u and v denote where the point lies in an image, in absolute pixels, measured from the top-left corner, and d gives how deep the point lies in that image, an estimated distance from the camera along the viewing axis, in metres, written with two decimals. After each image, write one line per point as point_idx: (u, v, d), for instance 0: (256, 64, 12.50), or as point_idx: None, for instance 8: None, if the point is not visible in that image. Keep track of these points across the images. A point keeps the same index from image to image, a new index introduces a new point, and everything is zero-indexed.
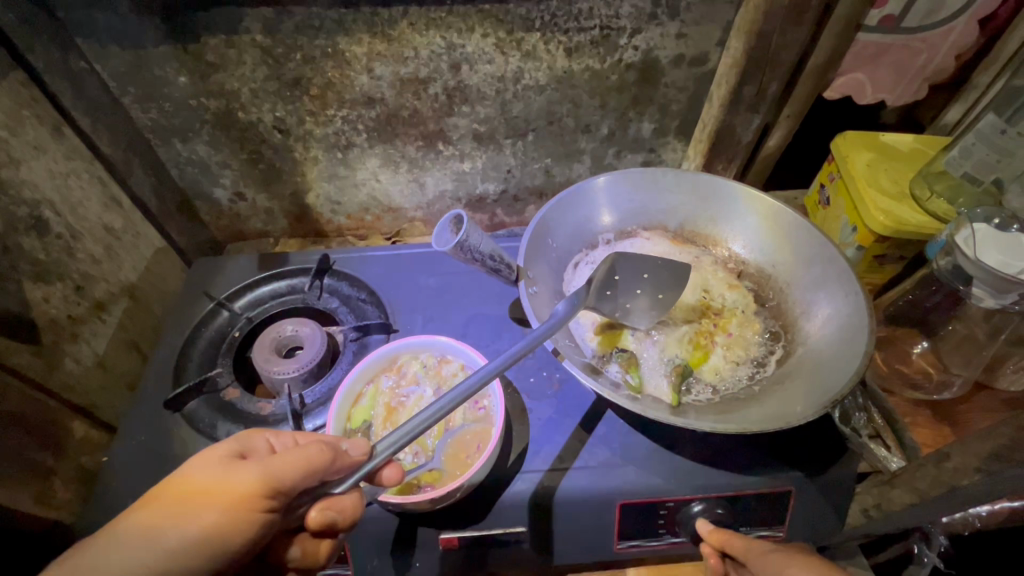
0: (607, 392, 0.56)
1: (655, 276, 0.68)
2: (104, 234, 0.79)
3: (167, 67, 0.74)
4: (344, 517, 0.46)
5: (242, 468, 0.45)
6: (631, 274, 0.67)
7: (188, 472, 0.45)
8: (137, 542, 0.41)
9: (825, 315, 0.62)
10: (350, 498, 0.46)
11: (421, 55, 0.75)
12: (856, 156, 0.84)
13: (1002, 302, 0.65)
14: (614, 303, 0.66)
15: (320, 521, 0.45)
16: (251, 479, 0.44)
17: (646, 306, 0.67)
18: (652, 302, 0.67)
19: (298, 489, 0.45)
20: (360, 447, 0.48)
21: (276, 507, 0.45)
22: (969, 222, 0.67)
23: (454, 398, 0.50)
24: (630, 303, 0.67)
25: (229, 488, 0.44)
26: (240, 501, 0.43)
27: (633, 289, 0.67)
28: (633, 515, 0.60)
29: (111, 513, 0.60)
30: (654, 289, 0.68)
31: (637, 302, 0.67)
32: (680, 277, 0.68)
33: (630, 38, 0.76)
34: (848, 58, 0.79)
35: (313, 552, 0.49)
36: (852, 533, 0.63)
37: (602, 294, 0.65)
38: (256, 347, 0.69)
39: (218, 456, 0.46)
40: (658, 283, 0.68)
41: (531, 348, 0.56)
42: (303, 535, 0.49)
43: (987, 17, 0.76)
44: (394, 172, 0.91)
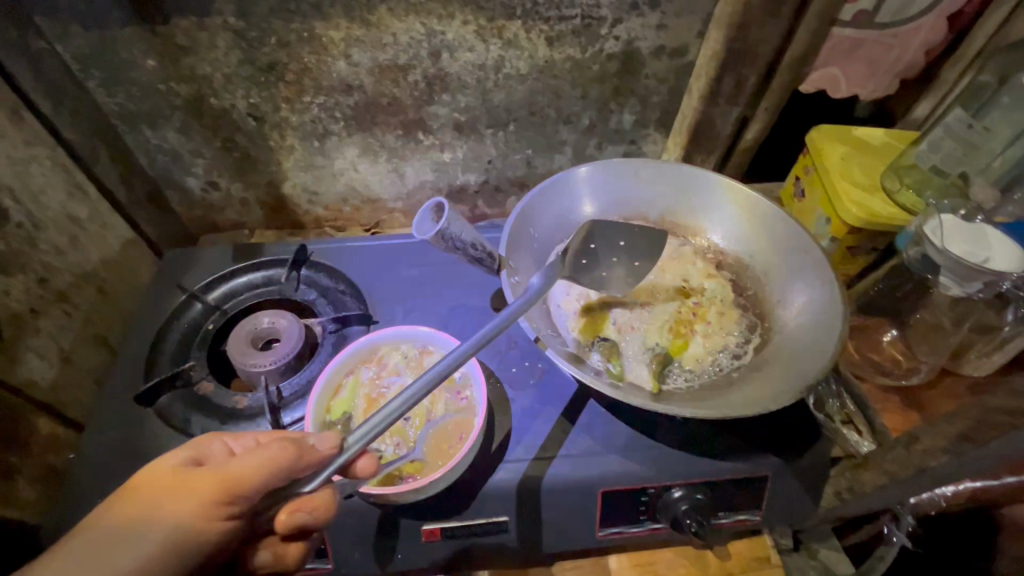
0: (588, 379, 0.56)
1: (631, 244, 0.69)
2: (69, 224, 0.75)
3: (134, 50, 0.71)
4: (315, 517, 0.45)
5: (197, 475, 0.44)
6: (607, 238, 0.69)
7: (140, 485, 0.44)
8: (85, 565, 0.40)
9: (800, 303, 0.63)
10: (320, 496, 0.45)
11: (400, 41, 0.74)
12: (831, 149, 0.86)
13: (967, 289, 0.67)
14: (590, 272, 0.67)
15: (292, 524, 0.44)
16: (208, 486, 0.43)
17: (622, 275, 0.67)
18: (628, 270, 0.68)
19: (261, 492, 0.45)
20: (327, 441, 0.48)
21: (238, 512, 0.44)
22: (937, 213, 0.70)
23: (431, 380, 0.49)
24: (608, 271, 0.67)
25: (187, 495, 0.43)
26: (200, 507, 0.43)
27: (609, 259, 0.68)
28: (616, 502, 0.60)
29: (80, 512, 0.58)
30: (630, 258, 0.68)
31: (613, 271, 0.67)
32: (658, 244, 0.69)
33: (611, 28, 0.76)
34: (824, 52, 0.81)
35: (283, 554, 0.48)
36: (825, 515, 0.65)
37: (578, 264, 0.66)
38: (231, 339, 0.68)
39: (172, 464, 0.45)
40: (633, 250, 0.69)
41: (506, 325, 0.55)
42: (271, 539, 0.48)
43: (955, 14, 0.78)
44: (373, 161, 0.90)
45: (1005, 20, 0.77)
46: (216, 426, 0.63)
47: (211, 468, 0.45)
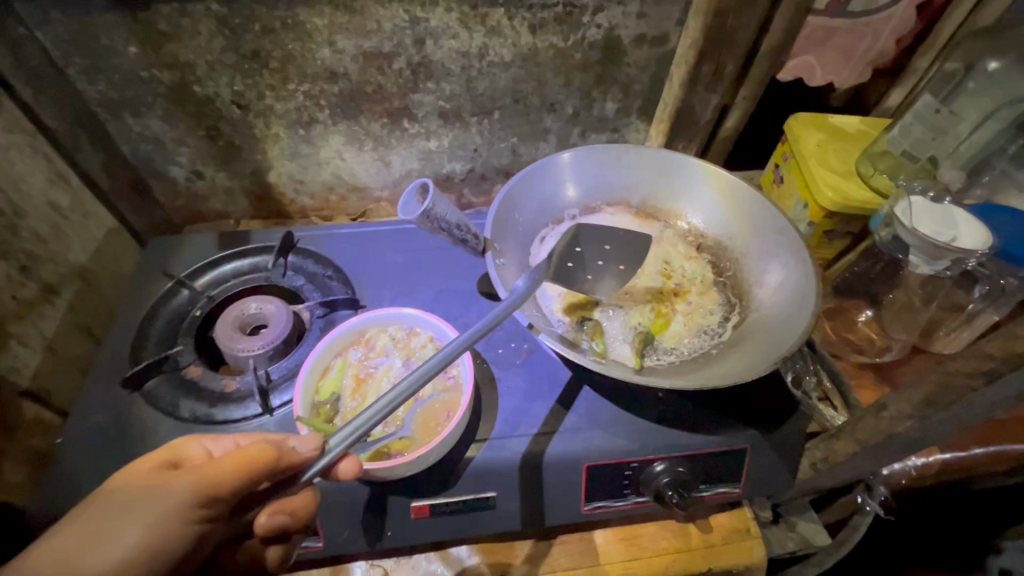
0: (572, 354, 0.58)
1: (616, 249, 0.69)
2: (50, 212, 0.75)
3: (115, 36, 0.70)
4: (296, 518, 0.48)
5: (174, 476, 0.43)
6: (593, 245, 0.68)
7: (113, 487, 0.43)
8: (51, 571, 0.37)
9: (777, 282, 0.65)
10: (302, 498, 0.49)
11: (384, 29, 0.74)
12: (808, 137, 0.88)
13: (935, 268, 0.70)
14: (578, 278, 0.66)
15: (270, 526, 0.46)
16: (184, 487, 0.42)
17: (610, 279, 0.67)
18: (615, 275, 0.67)
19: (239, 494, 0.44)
20: (309, 443, 0.47)
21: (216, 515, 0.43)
22: (906, 196, 0.72)
23: (431, 368, 0.49)
24: (594, 275, 0.67)
25: (163, 497, 0.42)
26: (175, 509, 0.42)
27: (596, 262, 0.67)
28: (600, 476, 0.62)
29: (68, 495, 0.58)
30: (616, 262, 0.68)
31: (599, 275, 0.67)
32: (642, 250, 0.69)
33: (592, 16, 0.78)
34: (799, 41, 0.83)
35: (261, 556, 0.50)
36: (801, 486, 0.67)
37: (564, 268, 0.65)
38: (219, 324, 0.68)
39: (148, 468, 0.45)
40: (619, 254, 0.69)
41: (495, 325, 0.55)
42: (250, 543, 0.50)
43: (924, 4, 0.81)
44: (359, 150, 0.90)
45: (972, 11, 0.80)
46: (205, 409, 0.63)
47: (189, 468, 0.44)
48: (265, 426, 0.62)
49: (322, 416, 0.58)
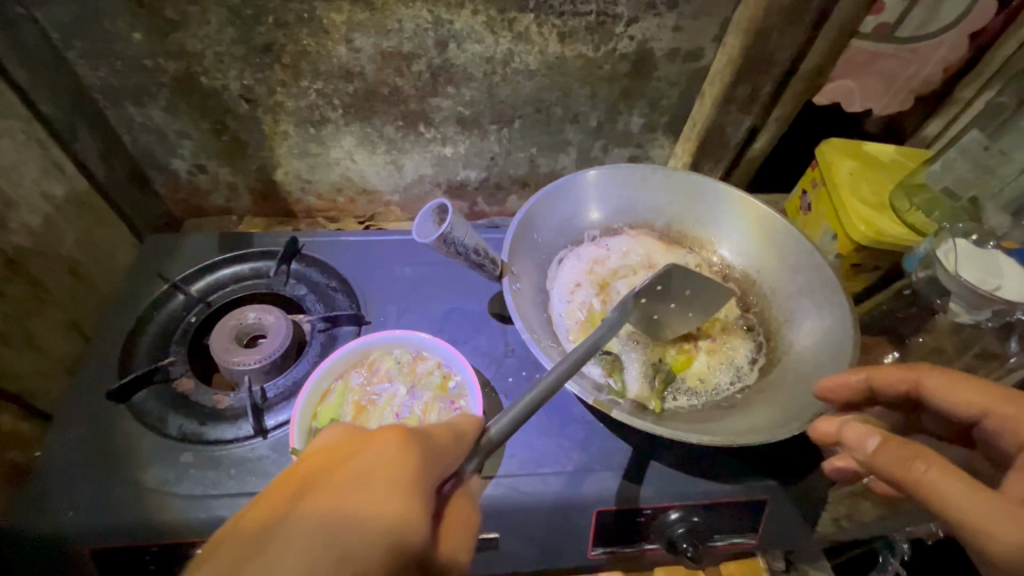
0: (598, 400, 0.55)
1: (695, 294, 0.60)
2: (42, 203, 0.69)
3: (119, 21, 0.66)
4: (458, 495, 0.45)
5: None
6: (674, 286, 0.59)
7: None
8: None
9: (809, 326, 0.62)
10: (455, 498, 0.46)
11: (405, 28, 0.70)
12: (841, 164, 0.84)
13: (977, 317, 0.66)
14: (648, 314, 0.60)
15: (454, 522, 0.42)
16: None
17: (678, 315, 0.62)
18: (682, 313, 0.62)
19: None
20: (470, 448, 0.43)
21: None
22: (950, 237, 0.68)
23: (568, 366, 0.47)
24: (661, 314, 0.61)
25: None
26: None
27: (670, 303, 0.60)
28: (611, 521, 0.58)
29: (36, 516, 0.53)
30: (689, 307, 0.61)
31: (668, 314, 0.61)
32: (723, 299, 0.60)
33: (626, 27, 0.73)
34: (840, 64, 0.78)
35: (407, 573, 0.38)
36: (818, 541, 0.63)
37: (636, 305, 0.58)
38: (214, 335, 0.64)
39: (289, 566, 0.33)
40: (696, 302, 0.61)
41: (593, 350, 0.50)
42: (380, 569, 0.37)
43: (976, 33, 0.76)
44: (371, 152, 0.86)
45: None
46: (194, 428, 0.60)
47: None
48: (257, 448, 0.58)
49: None
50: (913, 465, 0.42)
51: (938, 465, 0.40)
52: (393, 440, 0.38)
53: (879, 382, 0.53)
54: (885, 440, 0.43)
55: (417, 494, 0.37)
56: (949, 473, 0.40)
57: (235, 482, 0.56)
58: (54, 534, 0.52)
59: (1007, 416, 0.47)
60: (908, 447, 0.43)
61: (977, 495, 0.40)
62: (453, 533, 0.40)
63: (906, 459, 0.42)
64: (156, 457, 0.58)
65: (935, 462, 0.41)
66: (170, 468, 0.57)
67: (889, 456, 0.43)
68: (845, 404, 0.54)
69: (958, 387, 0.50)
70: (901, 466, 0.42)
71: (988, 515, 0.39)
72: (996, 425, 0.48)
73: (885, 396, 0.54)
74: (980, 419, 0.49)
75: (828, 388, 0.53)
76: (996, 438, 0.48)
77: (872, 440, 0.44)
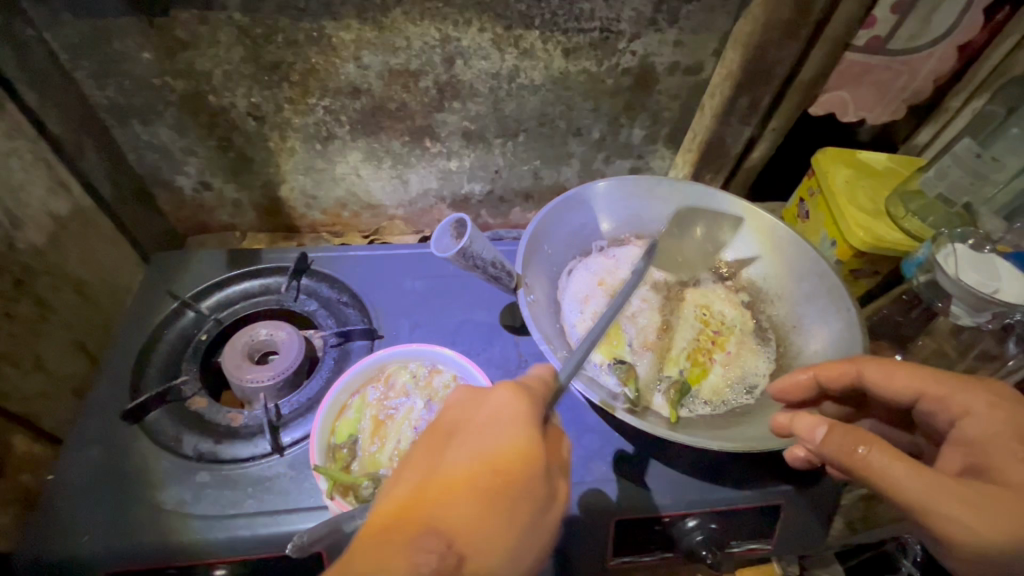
0: (607, 404, 0.55)
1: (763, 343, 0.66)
2: (48, 222, 0.69)
3: (128, 41, 0.67)
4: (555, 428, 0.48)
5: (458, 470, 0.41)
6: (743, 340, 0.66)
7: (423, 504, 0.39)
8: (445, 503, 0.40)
9: (816, 331, 0.64)
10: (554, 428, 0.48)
11: (413, 46, 0.71)
12: (837, 172, 0.86)
13: (978, 320, 0.68)
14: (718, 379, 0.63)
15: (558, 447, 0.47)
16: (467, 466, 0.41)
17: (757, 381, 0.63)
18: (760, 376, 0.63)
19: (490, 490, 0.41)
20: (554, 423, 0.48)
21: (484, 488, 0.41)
22: (949, 241, 0.70)
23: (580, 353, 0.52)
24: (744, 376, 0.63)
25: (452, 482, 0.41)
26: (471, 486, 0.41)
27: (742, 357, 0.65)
28: (629, 530, 0.59)
29: (52, 540, 0.53)
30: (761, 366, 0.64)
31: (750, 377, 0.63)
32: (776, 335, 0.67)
33: (628, 43, 0.75)
34: (835, 77, 0.81)
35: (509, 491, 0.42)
36: (833, 545, 0.64)
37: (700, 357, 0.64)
38: (226, 352, 0.64)
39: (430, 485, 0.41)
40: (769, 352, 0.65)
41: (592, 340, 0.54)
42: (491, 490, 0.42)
43: (965, 45, 0.79)
44: (376, 167, 0.87)
45: (1010, 53, 0.78)
46: (210, 446, 0.59)
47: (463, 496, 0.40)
48: (274, 466, 0.58)
49: (339, 461, 0.55)
50: (856, 449, 0.44)
51: (881, 448, 0.43)
52: (505, 395, 0.44)
53: (825, 378, 0.54)
54: (832, 428, 0.45)
55: (536, 436, 0.43)
56: (890, 454, 0.43)
57: (252, 500, 0.55)
58: (70, 558, 0.52)
59: (941, 396, 0.50)
60: (851, 432, 0.45)
61: (921, 475, 0.42)
62: (560, 455, 0.47)
63: (850, 446, 0.44)
64: (172, 477, 0.57)
65: (877, 445, 0.43)
66: (186, 488, 0.56)
67: (836, 444, 0.45)
68: (799, 401, 0.57)
69: (895, 373, 0.52)
70: (846, 452, 0.44)
71: (930, 494, 0.42)
72: (931, 405, 0.50)
73: (833, 390, 0.55)
74: (915, 402, 0.52)
75: (780, 389, 0.56)
76: (934, 417, 0.51)
77: (819, 430, 0.46)
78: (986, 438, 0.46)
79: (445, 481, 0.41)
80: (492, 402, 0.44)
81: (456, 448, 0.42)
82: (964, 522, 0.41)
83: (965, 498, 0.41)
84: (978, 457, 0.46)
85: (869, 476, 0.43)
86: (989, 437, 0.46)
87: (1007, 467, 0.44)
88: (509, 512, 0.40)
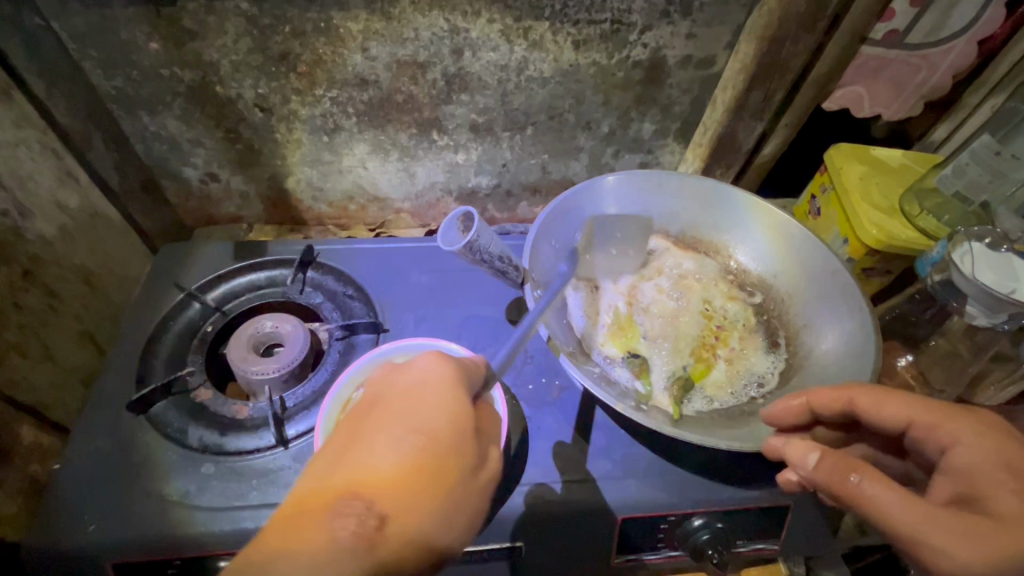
0: (555, 342, 0.59)
1: (775, 344, 0.66)
2: (58, 214, 0.69)
3: (136, 31, 0.66)
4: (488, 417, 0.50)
5: (392, 450, 0.41)
6: (749, 341, 0.66)
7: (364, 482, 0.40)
8: (386, 486, 0.40)
9: (829, 330, 0.63)
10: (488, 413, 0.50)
11: (421, 37, 0.70)
12: (850, 168, 0.84)
13: (994, 321, 0.66)
14: (729, 382, 0.62)
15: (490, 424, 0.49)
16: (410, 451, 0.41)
17: (770, 383, 0.62)
18: (767, 374, 0.63)
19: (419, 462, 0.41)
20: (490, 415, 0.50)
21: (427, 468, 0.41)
22: (965, 239, 0.69)
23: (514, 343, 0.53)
24: (754, 378, 0.63)
25: (383, 463, 0.41)
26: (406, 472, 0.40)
27: (747, 355, 0.64)
28: (635, 528, 0.58)
29: (61, 529, 0.53)
30: (769, 367, 0.64)
31: (762, 380, 0.62)
32: (790, 337, 0.66)
33: (639, 35, 0.74)
34: (851, 70, 0.79)
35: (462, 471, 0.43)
36: (841, 545, 0.63)
37: (708, 357, 0.64)
38: (231, 344, 0.64)
39: (373, 463, 0.40)
40: (780, 354, 0.65)
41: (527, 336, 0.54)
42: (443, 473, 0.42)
43: (985, 39, 0.76)
44: (383, 160, 0.86)
45: None
46: (214, 438, 0.59)
47: (393, 475, 0.40)
48: (278, 459, 0.58)
49: None
50: (847, 477, 0.44)
51: (872, 476, 0.43)
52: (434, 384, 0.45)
53: (816, 404, 0.53)
54: (822, 455, 0.46)
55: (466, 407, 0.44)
56: (880, 483, 0.43)
57: (257, 493, 0.55)
58: (79, 547, 0.52)
59: (931, 423, 0.48)
60: (843, 461, 0.45)
61: (909, 504, 0.42)
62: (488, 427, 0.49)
63: (841, 473, 0.44)
64: (177, 469, 0.57)
65: (865, 470, 0.44)
66: (191, 479, 0.56)
67: (827, 470, 0.45)
68: (792, 426, 0.55)
69: (886, 400, 0.50)
70: (837, 478, 0.44)
71: (917, 523, 0.41)
72: (922, 433, 0.48)
73: (828, 416, 0.53)
74: (906, 431, 0.50)
75: (772, 415, 0.54)
76: (924, 446, 0.49)
77: (810, 456, 0.47)
78: (973, 467, 0.44)
79: (371, 470, 0.40)
80: (417, 368, 0.46)
81: (397, 441, 0.41)
82: (952, 552, 0.40)
83: (952, 527, 0.41)
84: (965, 485, 0.44)
85: (857, 503, 0.43)
86: (977, 465, 0.44)
87: (994, 497, 0.42)
88: (452, 492, 0.41)
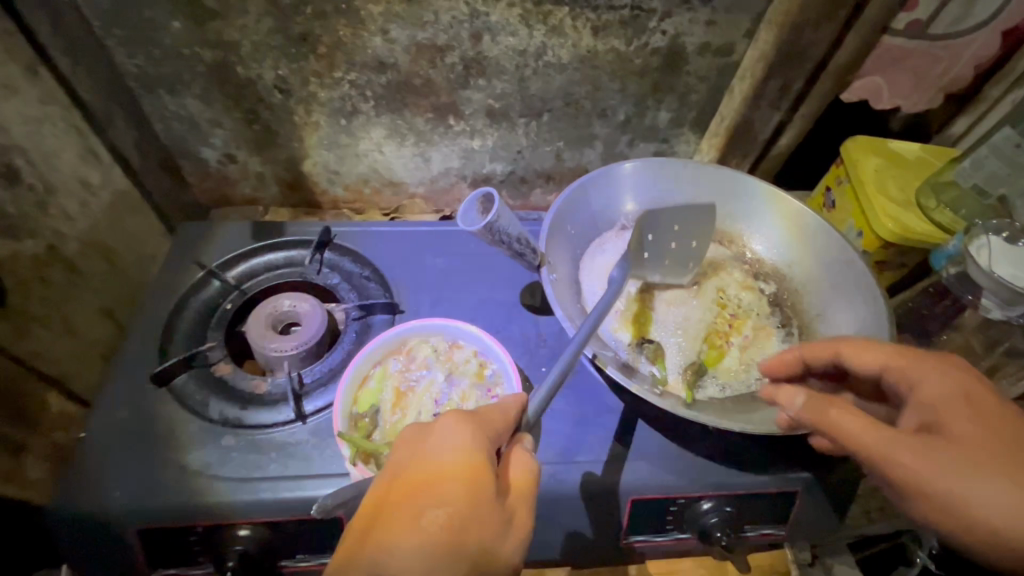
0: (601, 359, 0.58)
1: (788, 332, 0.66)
2: (80, 190, 0.71)
3: (160, 10, 0.67)
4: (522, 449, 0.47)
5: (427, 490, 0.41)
6: (763, 328, 0.66)
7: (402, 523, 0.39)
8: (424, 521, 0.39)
9: (841, 319, 0.63)
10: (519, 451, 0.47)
11: (441, 20, 0.71)
12: (867, 160, 0.84)
13: (1009, 314, 0.67)
14: (740, 367, 0.63)
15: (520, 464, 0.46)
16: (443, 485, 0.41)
17: None
18: None
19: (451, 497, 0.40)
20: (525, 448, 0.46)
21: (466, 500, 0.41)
22: (983, 232, 0.69)
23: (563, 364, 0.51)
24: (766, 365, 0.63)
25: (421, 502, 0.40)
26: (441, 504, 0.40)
27: (761, 343, 0.65)
28: (644, 509, 0.59)
29: (84, 494, 0.55)
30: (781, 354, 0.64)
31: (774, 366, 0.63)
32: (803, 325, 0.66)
33: (659, 22, 0.74)
34: (871, 60, 0.78)
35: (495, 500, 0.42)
36: (849, 532, 0.64)
37: (721, 344, 0.64)
38: (251, 321, 0.65)
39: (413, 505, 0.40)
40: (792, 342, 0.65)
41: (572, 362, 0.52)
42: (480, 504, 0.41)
43: (1009, 30, 0.76)
44: (399, 144, 0.87)
45: None
46: (235, 412, 0.61)
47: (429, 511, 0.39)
48: (296, 433, 0.59)
49: (361, 429, 0.55)
50: (823, 413, 0.46)
51: (845, 409, 0.45)
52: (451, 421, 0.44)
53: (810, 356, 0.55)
54: (804, 395, 0.48)
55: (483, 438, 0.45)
56: (850, 416, 0.45)
57: (276, 465, 0.56)
58: (103, 511, 0.53)
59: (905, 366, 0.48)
60: (822, 398, 0.47)
61: (874, 429, 0.43)
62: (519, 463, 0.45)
63: (818, 408, 0.47)
64: (199, 440, 0.59)
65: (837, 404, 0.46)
66: (211, 450, 0.58)
67: (806, 408, 0.48)
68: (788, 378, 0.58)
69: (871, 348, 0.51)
70: (815, 414, 0.47)
71: (882, 444, 0.42)
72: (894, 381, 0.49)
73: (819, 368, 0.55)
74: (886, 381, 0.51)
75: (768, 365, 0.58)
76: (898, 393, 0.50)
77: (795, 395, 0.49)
78: (937, 398, 0.45)
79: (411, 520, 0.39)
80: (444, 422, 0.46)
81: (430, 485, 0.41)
82: (913, 468, 0.41)
83: (916, 447, 0.42)
84: (932, 414, 0.45)
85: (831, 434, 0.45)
86: (942, 397, 0.45)
87: (954, 422, 0.43)
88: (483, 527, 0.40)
